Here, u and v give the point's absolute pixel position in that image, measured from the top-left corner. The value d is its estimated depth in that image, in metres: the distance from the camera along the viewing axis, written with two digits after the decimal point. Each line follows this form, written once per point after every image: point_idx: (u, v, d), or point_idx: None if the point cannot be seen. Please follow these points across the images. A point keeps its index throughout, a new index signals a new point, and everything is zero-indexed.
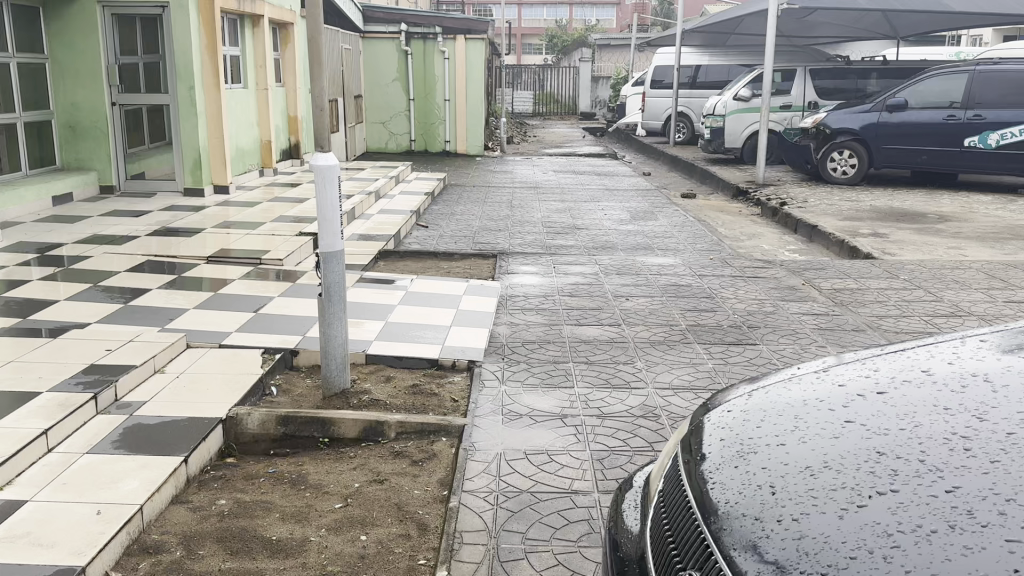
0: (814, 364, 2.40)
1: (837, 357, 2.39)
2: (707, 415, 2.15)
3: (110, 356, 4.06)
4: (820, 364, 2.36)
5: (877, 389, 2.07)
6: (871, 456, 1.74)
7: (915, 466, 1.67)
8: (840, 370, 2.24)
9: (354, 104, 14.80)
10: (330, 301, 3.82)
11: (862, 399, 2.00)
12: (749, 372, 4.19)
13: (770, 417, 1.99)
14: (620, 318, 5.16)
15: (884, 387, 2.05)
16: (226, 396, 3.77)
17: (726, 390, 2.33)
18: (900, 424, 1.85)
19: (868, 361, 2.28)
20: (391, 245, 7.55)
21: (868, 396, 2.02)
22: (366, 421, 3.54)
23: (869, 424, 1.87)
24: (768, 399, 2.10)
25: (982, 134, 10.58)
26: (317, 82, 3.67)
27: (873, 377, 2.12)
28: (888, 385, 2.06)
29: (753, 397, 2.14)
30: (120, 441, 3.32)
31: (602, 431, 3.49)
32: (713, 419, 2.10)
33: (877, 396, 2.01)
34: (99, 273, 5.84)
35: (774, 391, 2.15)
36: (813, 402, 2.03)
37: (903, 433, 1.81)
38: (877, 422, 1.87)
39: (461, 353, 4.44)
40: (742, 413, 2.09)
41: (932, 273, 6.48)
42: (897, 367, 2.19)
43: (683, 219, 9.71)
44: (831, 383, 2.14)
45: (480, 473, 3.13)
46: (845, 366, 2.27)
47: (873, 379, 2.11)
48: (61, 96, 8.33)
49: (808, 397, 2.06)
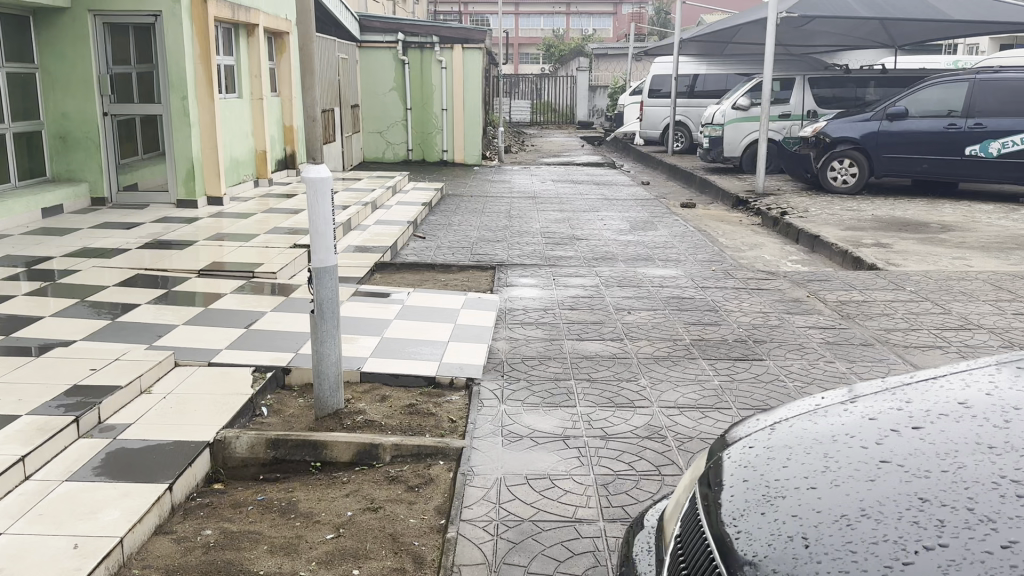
0: (839, 392, 2.27)
1: (865, 385, 2.26)
2: (726, 451, 2.02)
3: (94, 376, 3.92)
4: (846, 394, 2.24)
5: (911, 423, 1.93)
6: (913, 503, 1.60)
7: (964, 516, 1.54)
8: (869, 400, 2.11)
9: (351, 113, 14.69)
10: (322, 318, 3.68)
11: (897, 435, 1.87)
12: (756, 390, 4.05)
13: (796, 455, 1.86)
14: (622, 332, 5.02)
15: (919, 422, 1.92)
16: (215, 417, 3.63)
17: (743, 422, 2.20)
18: (942, 466, 1.71)
19: (898, 390, 2.15)
20: (387, 256, 7.42)
21: (903, 431, 1.89)
22: (359, 444, 3.40)
23: (908, 465, 1.73)
24: (794, 434, 1.97)
25: (983, 143, 10.47)
26: (309, 91, 3.54)
27: (907, 410, 1.99)
28: (923, 419, 1.93)
29: (777, 431, 2.02)
30: (102, 467, 3.18)
31: (605, 454, 3.34)
32: (733, 456, 1.96)
33: (913, 432, 1.88)
34: (88, 288, 5.69)
35: (799, 425, 2.02)
36: (843, 438, 1.90)
37: (946, 476, 1.68)
38: (916, 463, 1.74)
39: (459, 371, 4.29)
40: (765, 449, 1.96)
41: (938, 284, 6.36)
42: (930, 397, 2.06)
43: (684, 229, 9.61)
44: (861, 417, 2.01)
45: (479, 500, 2.99)
46: (873, 397, 2.14)
47: (907, 412, 1.98)
48: (52, 107, 8.20)
49: (838, 432, 1.93)
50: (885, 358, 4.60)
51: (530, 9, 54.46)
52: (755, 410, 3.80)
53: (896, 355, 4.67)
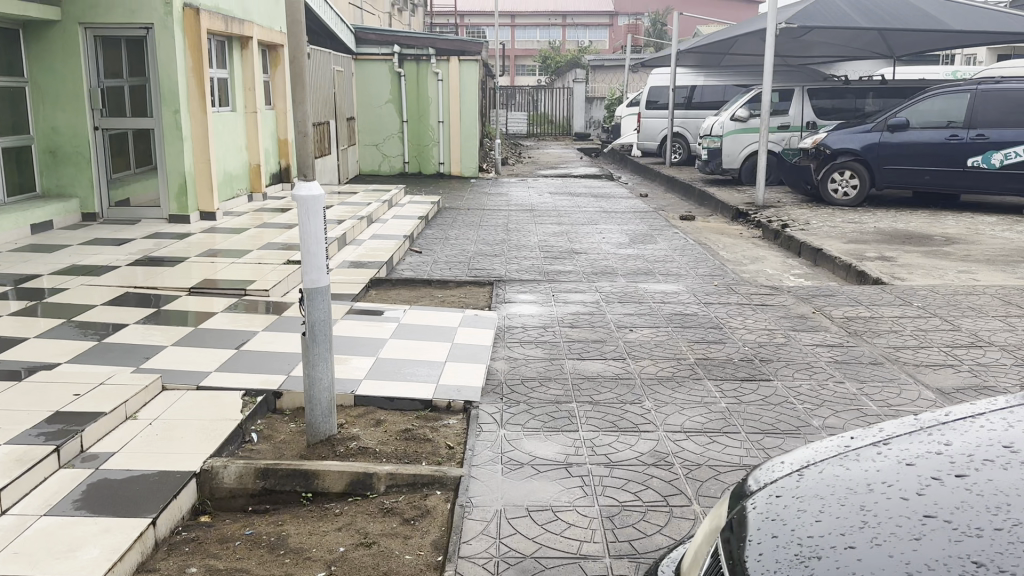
0: (870, 433, 2.15)
1: (898, 425, 2.13)
2: (750, 499, 1.89)
3: (77, 402, 3.77)
4: (876, 436, 2.11)
5: (954, 471, 1.80)
6: (966, 567, 1.46)
7: None
8: (903, 444, 1.99)
9: (346, 126, 14.59)
10: (314, 341, 3.52)
11: (940, 485, 1.74)
12: (765, 413, 3.91)
13: (829, 507, 1.73)
14: (624, 351, 4.87)
15: (962, 469, 1.79)
16: (203, 445, 3.48)
17: (768, 466, 2.08)
18: (994, 523, 1.57)
19: (935, 432, 2.02)
20: (383, 272, 7.28)
21: (947, 481, 1.75)
22: (352, 474, 3.25)
23: (956, 521, 1.60)
24: (825, 484, 1.84)
25: (985, 153, 10.37)
26: (300, 106, 3.40)
27: (947, 455, 1.87)
28: (967, 466, 1.80)
29: (806, 479, 1.89)
30: (82, 501, 3.02)
31: (610, 483, 3.20)
32: (758, 506, 1.84)
33: (957, 482, 1.74)
34: (75, 307, 5.54)
35: (830, 472, 1.89)
36: (880, 488, 1.78)
37: (1001, 535, 1.53)
38: (965, 519, 1.60)
39: (456, 393, 4.14)
40: (794, 499, 1.83)
41: (946, 299, 6.24)
42: (972, 440, 1.93)
43: (684, 242, 9.49)
44: (898, 463, 1.88)
45: (479, 535, 2.84)
46: (909, 439, 2.01)
47: (948, 458, 1.86)
48: (42, 122, 8.07)
49: (874, 482, 1.81)
50: (896, 378, 4.48)
51: (526, 21, 54.44)
52: (764, 435, 3.67)
53: (907, 375, 4.54)
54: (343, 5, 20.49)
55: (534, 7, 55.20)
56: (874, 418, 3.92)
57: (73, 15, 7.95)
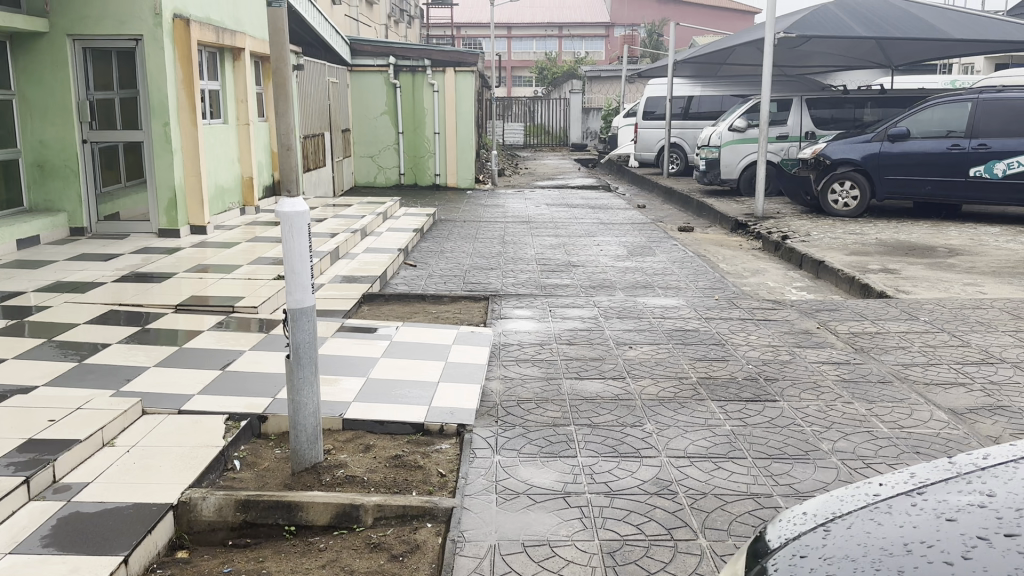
0: (901, 479, 1.98)
1: (933, 472, 1.96)
2: (771, 559, 1.76)
3: (52, 429, 3.59)
4: (909, 485, 1.94)
5: (1002, 529, 1.63)
6: None
7: None
8: (941, 495, 1.82)
9: (341, 138, 14.47)
10: (298, 364, 3.35)
11: (986, 546, 1.57)
12: (772, 437, 3.75)
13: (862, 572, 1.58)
14: (624, 370, 4.70)
15: (1011, 527, 1.62)
16: (182, 475, 3.30)
17: (792, 517, 1.94)
18: None
19: (981, 482, 1.85)
20: (376, 287, 7.11)
21: (994, 541, 1.58)
22: (338, 506, 3.07)
23: None
24: (853, 545, 1.70)
25: (988, 163, 10.25)
26: (283, 119, 3.23)
27: (991, 509, 1.70)
28: (1017, 524, 1.62)
29: (834, 538, 1.74)
30: (50, 537, 2.84)
31: (611, 514, 3.03)
32: (780, 568, 1.70)
33: (1007, 541, 1.57)
34: (57, 326, 5.36)
35: (860, 531, 1.75)
36: (918, 548, 1.62)
37: None
38: None
39: (449, 416, 3.96)
40: (820, 560, 1.69)
41: (953, 313, 6.10)
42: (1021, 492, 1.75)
43: (683, 255, 9.34)
44: (938, 518, 1.72)
45: (470, 573, 2.66)
46: (950, 490, 1.84)
47: (993, 513, 1.69)
48: (30, 135, 7.92)
49: (911, 541, 1.65)
50: (906, 398, 4.33)
51: (522, 33, 54.43)
52: (771, 461, 3.51)
53: (917, 395, 4.39)
54: (339, 17, 20.42)
55: (529, 19, 55.30)
56: (884, 441, 3.77)
57: (62, 27, 7.80)
